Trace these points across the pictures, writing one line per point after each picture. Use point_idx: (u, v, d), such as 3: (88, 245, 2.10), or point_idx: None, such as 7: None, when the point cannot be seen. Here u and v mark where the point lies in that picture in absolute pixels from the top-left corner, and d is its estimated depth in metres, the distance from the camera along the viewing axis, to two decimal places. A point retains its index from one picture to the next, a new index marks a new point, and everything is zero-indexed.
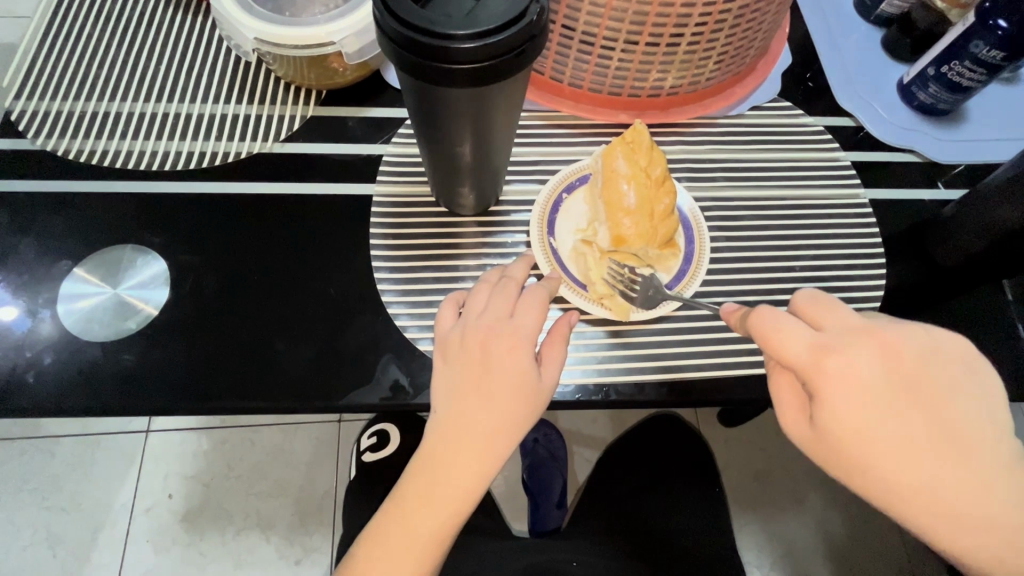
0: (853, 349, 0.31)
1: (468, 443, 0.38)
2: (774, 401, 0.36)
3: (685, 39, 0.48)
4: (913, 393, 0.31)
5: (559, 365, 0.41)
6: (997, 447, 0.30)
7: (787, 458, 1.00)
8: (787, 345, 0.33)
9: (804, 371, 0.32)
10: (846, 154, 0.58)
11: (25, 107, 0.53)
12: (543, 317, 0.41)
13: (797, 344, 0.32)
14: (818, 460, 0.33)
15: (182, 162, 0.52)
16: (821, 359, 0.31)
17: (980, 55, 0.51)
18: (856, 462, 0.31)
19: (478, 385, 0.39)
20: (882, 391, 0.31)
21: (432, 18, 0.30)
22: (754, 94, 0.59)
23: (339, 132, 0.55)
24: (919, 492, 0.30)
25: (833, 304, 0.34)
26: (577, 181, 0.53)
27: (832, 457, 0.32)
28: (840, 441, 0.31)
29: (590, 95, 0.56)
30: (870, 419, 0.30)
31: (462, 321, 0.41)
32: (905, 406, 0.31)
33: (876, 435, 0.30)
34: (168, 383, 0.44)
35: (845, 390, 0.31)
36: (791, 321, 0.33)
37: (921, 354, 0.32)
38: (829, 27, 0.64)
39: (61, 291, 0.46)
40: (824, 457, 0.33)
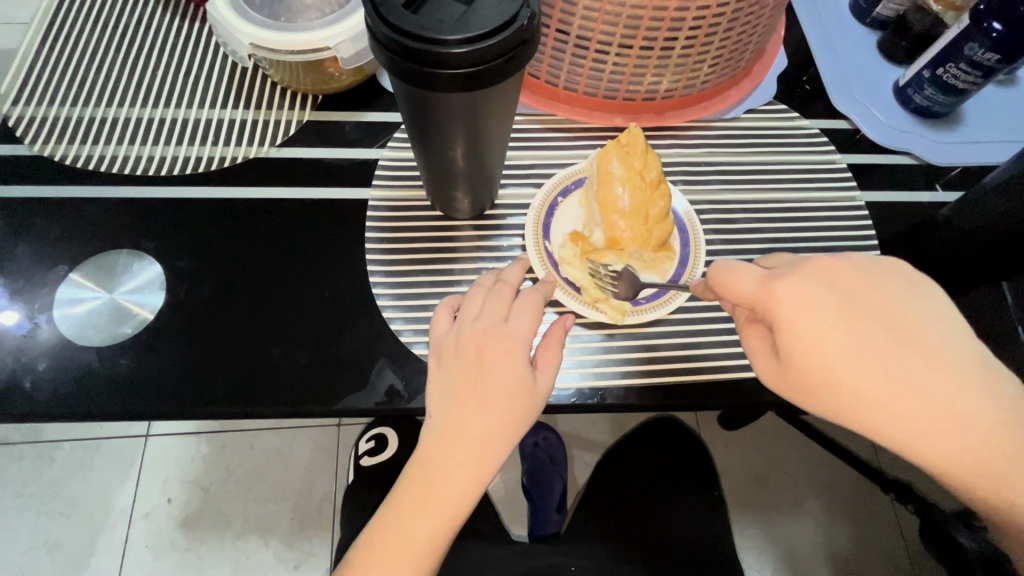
0: (798, 276, 0.35)
1: (463, 446, 0.38)
2: (747, 349, 0.40)
3: (679, 43, 0.49)
4: (853, 305, 0.34)
5: (555, 368, 0.41)
6: (934, 340, 0.33)
7: (787, 461, 1.00)
8: (741, 284, 0.36)
9: (757, 303, 0.36)
10: (842, 157, 0.58)
11: (22, 113, 0.53)
12: (537, 322, 0.41)
13: (748, 280, 0.36)
14: (792, 388, 0.36)
15: (178, 167, 0.52)
16: (769, 287, 0.35)
17: (975, 57, 0.51)
18: (822, 381, 0.34)
19: (472, 387, 0.39)
20: (824, 306, 0.34)
21: (425, 23, 0.30)
22: (749, 97, 0.59)
23: (335, 136, 0.55)
24: (885, 404, 0.33)
25: (780, 256, 0.39)
26: (572, 184, 0.53)
27: (801, 382, 0.35)
28: (801, 363, 0.34)
29: (586, 99, 0.56)
30: (823, 336, 0.33)
31: (456, 327, 0.41)
32: (857, 321, 0.33)
33: (824, 344, 0.33)
34: (163, 387, 0.44)
35: (797, 312, 0.34)
36: (741, 265, 0.37)
37: (866, 278, 0.35)
38: (825, 30, 0.64)
39: (58, 296, 0.47)
40: (794, 383, 0.35)
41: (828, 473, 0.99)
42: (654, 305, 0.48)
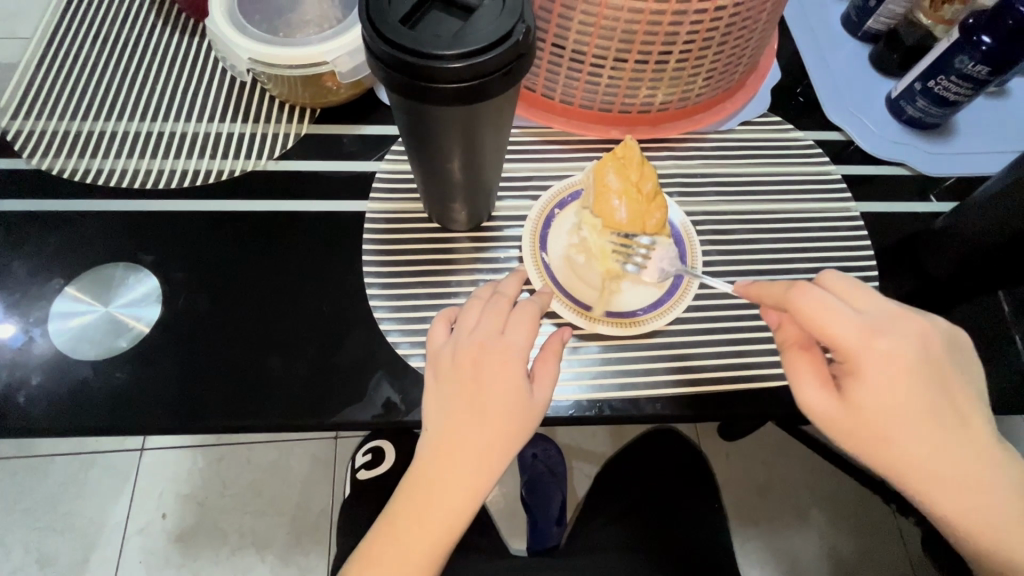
0: (894, 334, 0.36)
1: (461, 461, 0.37)
2: (788, 374, 0.39)
3: (675, 53, 0.49)
4: (929, 367, 0.36)
5: (553, 381, 0.41)
6: (976, 416, 0.37)
7: (789, 473, 0.99)
8: (838, 327, 0.36)
9: (849, 348, 0.36)
10: (837, 168, 0.58)
11: (21, 127, 0.54)
12: (534, 334, 0.41)
13: (846, 323, 0.36)
14: (841, 433, 0.37)
15: (176, 181, 0.52)
16: (867, 339, 0.35)
17: (966, 70, 0.52)
18: (880, 437, 0.36)
19: (472, 403, 0.38)
20: (908, 367, 0.35)
21: (421, 39, 0.30)
22: (744, 109, 0.60)
23: (333, 149, 0.55)
24: (928, 470, 0.35)
25: (857, 284, 0.38)
26: (569, 196, 0.53)
27: (855, 432, 0.36)
28: (869, 414, 0.36)
29: (582, 111, 0.56)
30: (898, 397, 0.35)
31: (454, 338, 0.41)
32: (929, 387, 0.35)
33: (896, 403, 0.35)
34: (159, 400, 0.44)
35: (884, 370, 0.35)
36: (836, 301, 0.36)
37: (941, 345, 0.37)
38: (818, 43, 0.65)
39: (53, 310, 0.46)
40: (848, 430, 0.36)
41: (829, 484, 0.99)
42: (651, 317, 0.48)
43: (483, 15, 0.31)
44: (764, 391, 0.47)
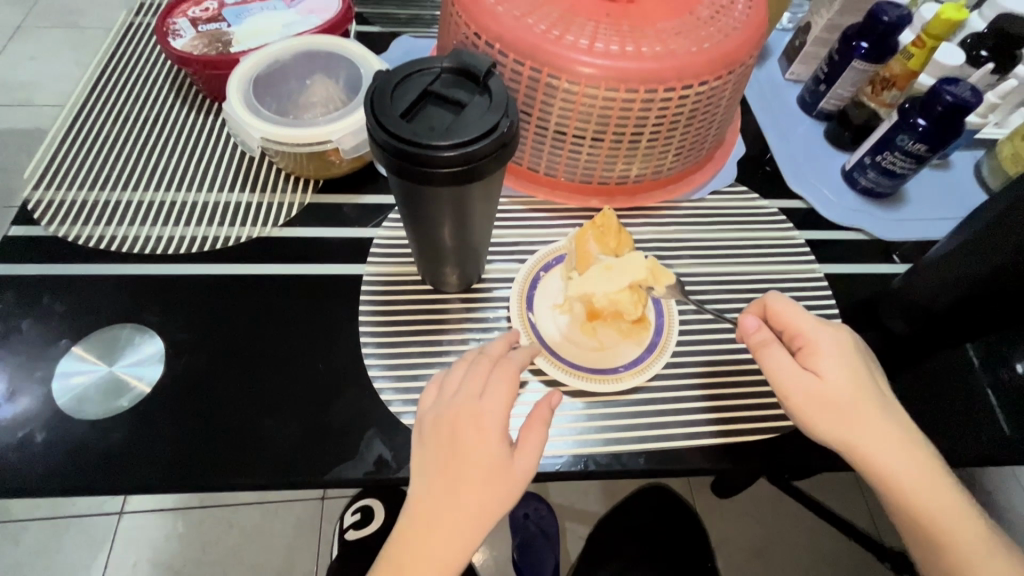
0: (840, 325, 0.47)
1: (439, 529, 0.39)
2: (763, 366, 0.45)
3: (646, 132, 0.55)
4: (864, 356, 0.46)
5: (541, 441, 0.42)
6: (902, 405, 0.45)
7: (783, 531, 0.99)
8: (800, 316, 0.46)
9: (813, 330, 0.45)
10: (800, 234, 0.63)
11: (41, 197, 0.57)
12: (511, 401, 0.42)
13: (803, 314, 0.46)
14: (813, 405, 0.43)
15: (185, 246, 0.56)
16: (821, 324, 0.46)
17: (907, 146, 0.58)
18: (843, 407, 0.42)
19: (450, 469, 0.40)
20: (852, 349, 0.45)
21: (417, 132, 0.35)
22: (713, 179, 0.65)
23: (333, 217, 0.59)
24: (881, 443, 0.42)
25: None
26: (554, 260, 0.56)
27: (825, 402, 0.43)
28: (834, 385, 0.43)
29: (564, 183, 0.61)
30: (849, 370, 0.44)
31: (437, 402, 0.43)
32: (868, 368, 0.45)
33: (849, 376, 0.43)
34: (156, 459, 0.45)
35: (836, 349, 0.44)
36: (795, 304, 0.47)
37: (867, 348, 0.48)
38: (778, 121, 0.72)
39: (58, 369, 0.48)
40: (820, 400, 0.43)
41: (825, 543, 0.98)
42: (631, 374, 0.50)
43: (471, 111, 0.36)
44: (741, 444, 0.49)
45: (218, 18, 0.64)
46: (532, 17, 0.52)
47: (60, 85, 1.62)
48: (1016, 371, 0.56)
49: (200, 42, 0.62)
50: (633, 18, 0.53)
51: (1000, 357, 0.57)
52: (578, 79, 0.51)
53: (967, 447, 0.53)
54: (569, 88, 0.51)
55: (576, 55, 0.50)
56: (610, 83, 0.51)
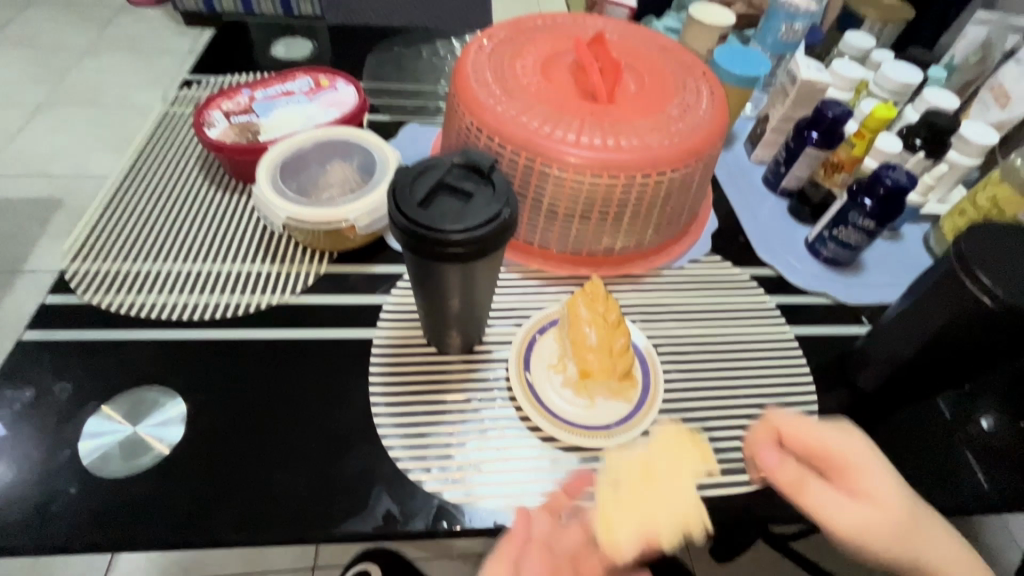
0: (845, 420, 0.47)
1: None
2: (805, 506, 0.43)
3: (627, 210, 0.62)
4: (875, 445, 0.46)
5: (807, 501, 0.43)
6: None
7: None
8: (817, 431, 0.45)
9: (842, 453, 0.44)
10: (771, 298, 0.70)
11: (78, 268, 0.62)
12: None
13: (820, 425, 0.46)
14: (874, 537, 0.42)
15: (208, 312, 0.60)
16: (840, 429, 0.45)
17: (859, 222, 0.67)
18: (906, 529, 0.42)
19: None
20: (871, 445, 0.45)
21: (432, 218, 0.41)
22: (691, 250, 0.72)
23: (347, 285, 0.65)
24: (930, 554, 0.43)
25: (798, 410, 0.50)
26: (548, 323, 0.61)
27: (882, 533, 0.42)
28: (885, 506, 0.42)
29: (557, 254, 0.67)
30: (885, 474, 0.44)
31: None
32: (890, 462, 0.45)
33: (888, 481, 0.43)
34: (174, 516, 0.47)
35: (866, 454, 0.44)
36: (806, 417, 0.46)
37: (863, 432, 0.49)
38: (746, 198, 0.80)
39: (85, 430, 0.51)
40: (884, 530, 0.42)
41: None
42: (622, 430, 0.54)
43: (478, 200, 0.42)
44: (725, 496, 0.53)
45: (248, 110, 0.73)
46: (526, 115, 0.61)
47: (76, 158, 1.71)
48: (982, 428, 0.61)
49: (232, 132, 0.70)
50: (612, 116, 0.62)
51: (966, 414, 0.63)
52: (567, 167, 0.58)
53: (939, 497, 0.56)
54: (559, 174, 0.59)
55: (565, 147, 0.58)
56: (596, 170, 0.58)
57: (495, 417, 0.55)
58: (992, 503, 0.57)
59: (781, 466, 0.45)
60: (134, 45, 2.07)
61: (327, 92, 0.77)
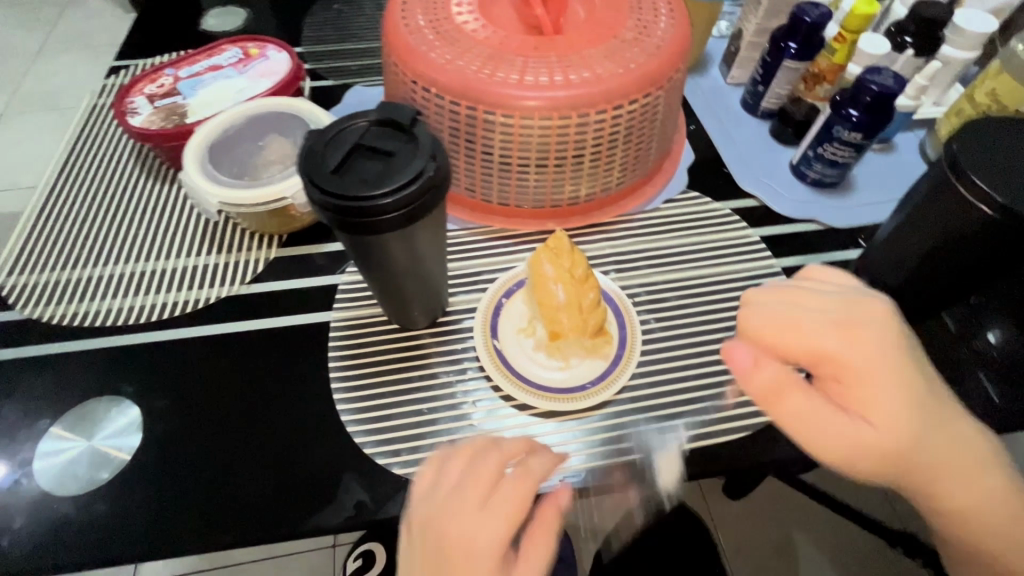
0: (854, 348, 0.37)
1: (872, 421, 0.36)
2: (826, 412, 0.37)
3: (587, 153, 0.57)
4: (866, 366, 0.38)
5: (549, 544, 0.39)
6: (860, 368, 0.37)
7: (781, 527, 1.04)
8: (799, 328, 0.38)
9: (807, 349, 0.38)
10: (755, 231, 0.65)
11: (16, 282, 0.59)
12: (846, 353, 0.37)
13: (819, 319, 0.38)
14: (903, 426, 0.37)
15: (155, 313, 0.57)
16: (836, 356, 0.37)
17: (844, 136, 0.61)
18: (930, 404, 0.38)
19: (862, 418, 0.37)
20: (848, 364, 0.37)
21: (349, 184, 0.37)
22: (666, 188, 0.67)
23: (300, 269, 0.61)
24: (941, 442, 0.38)
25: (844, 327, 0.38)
26: (514, 285, 0.57)
27: (892, 458, 0.37)
28: (918, 408, 0.37)
29: (519, 210, 0.62)
30: (813, 342, 0.38)
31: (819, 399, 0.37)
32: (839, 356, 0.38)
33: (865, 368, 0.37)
34: (137, 528, 0.46)
35: (842, 345, 0.37)
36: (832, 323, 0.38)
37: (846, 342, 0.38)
38: (724, 125, 0.74)
39: (39, 449, 0.49)
40: (905, 411, 0.37)
41: (829, 530, 1.04)
42: (599, 389, 0.51)
43: (400, 158, 0.38)
44: (712, 447, 0.50)
45: (173, 92, 0.67)
46: (463, 59, 0.55)
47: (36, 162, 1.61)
48: (988, 342, 0.57)
49: (158, 117, 0.65)
50: (559, 48, 0.56)
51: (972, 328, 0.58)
52: (513, 111, 0.53)
53: None
54: (506, 121, 0.54)
55: (510, 90, 0.53)
56: (544, 112, 0.53)
57: (465, 389, 0.52)
58: (1002, 421, 0.53)
59: (508, 503, 0.37)
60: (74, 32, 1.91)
61: (257, 62, 0.71)
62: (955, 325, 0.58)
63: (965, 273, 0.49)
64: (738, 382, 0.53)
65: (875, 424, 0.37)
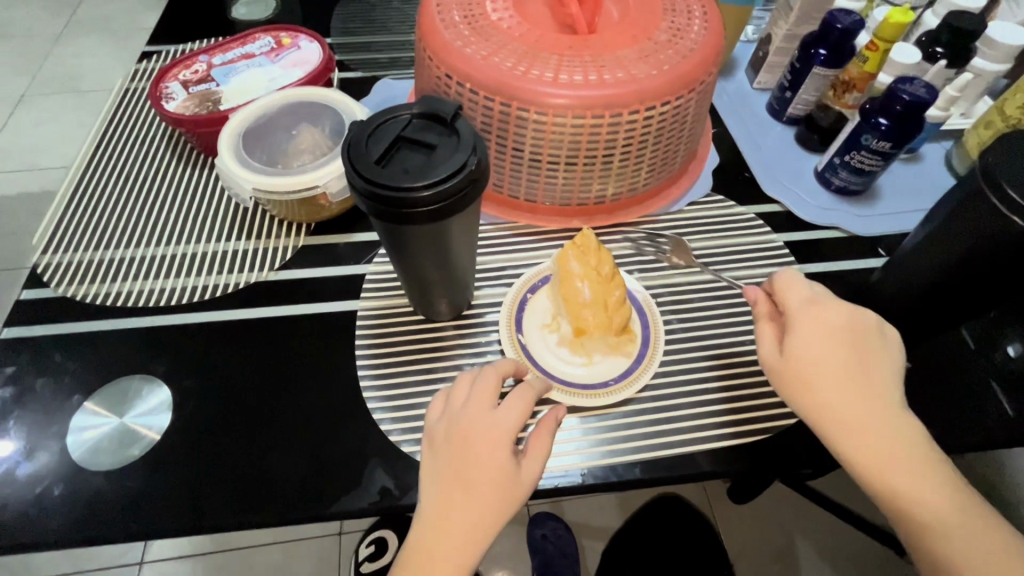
0: (825, 343, 0.45)
1: (833, 402, 0.44)
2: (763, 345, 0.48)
3: (617, 153, 0.58)
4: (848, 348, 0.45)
5: (543, 461, 0.43)
6: (816, 372, 0.45)
7: (786, 532, 1.04)
8: (790, 292, 0.48)
9: (802, 320, 0.47)
10: (778, 237, 0.65)
11: (50, 260, 0.60)
12: (818, 342, 0.45)
13: (795, 292, 0.48)
14: (815, 361, 0.45)
15: (186, 296, 0.58)
16: (808, 325, 0.46)
17: (873, 145, 0.61)
18: (857, 372, 0.45)
19: (825, 402, 0.44)
20: (823, 341, 0.45)
21: (392, 175, 0.37)
22: (690, 190, 0.68)
23: (327, 257, 0.62)
24: (854, 407, 0.44)
25: (813, 311, 0.47)
26: (539, 281, 0.58)
27: (789, 374, 0.45)
28: (838, 362, 0.45)
29: (545, 206, 0.63)
30: (819, 355, 0.45)
31: (793, 355, 0.46)
32: (835, 347, 0.45)
33: (818, 362, 0.45)
34: (167, 505, 0.47)
35: (808, 326, 0.46)
36: (807, 321, 0.46)
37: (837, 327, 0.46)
38: (749, 130, 0.74)
39: (72, 424, 0.50)
40: (824, 351, 0.45)
41: (834, 537, 1.04)
42: (622, 386, 0.52)
43: (441, 152, 0.39)
44: (732, 448, 0.51)
45: (207, 79, 0.68)
46: (498, 55, 0.55)
47: (55, 143, 1.62)
48: (1008, 354, 0.58)
49: (192, 103, 0.66)
50: (593, 48, 0.56)
51: (992, 341, 0.59)
52: (546, 109, 0.54)
53: (962, 434, 0.53)
54: (538, 118, 0.54)
55: (544, 87, 0.53)
56: (577, 111, 0.53)
57: None
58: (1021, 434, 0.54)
59: (512, 410, 0.43)
60: (96, 14, 1.92)
61: (289, 52, 0.72)
62: (977, 337, 0.59)
63: (991, 286, 0.49)
64: (758, 385, 0.54)
65: (795, 342, 0.46)
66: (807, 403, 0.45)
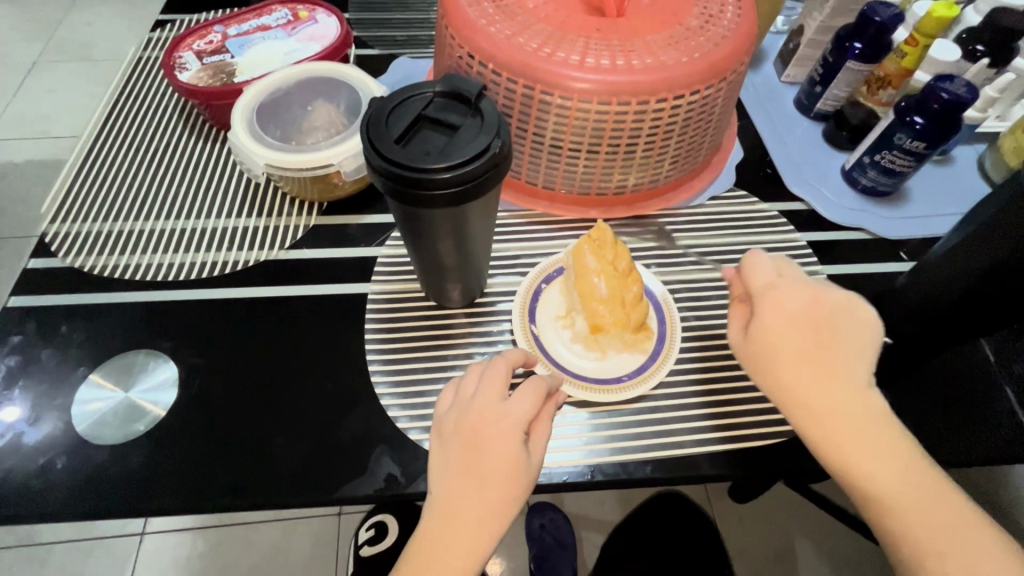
0: (786, 324, 0.44)
1: (799, 388, 0.42)
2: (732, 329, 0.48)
3: (641, 142, 0.56)
4: (815, 329, 0.44)
5: (547, 436, 0.43)
6: (777, 354, 0.43)
7: (787, 534, 1.04)
8: (756, 271, 0.47)
9: (763, 301, 0.45)
10: (802, 236, 0.63)
11: (58, 230, 0.59)
12: (775, 323, 0.44)
13: (762, 271, 0.47)
14: (776, 340, 0.44)
15: (194, 272, 0.57)
16: (769, 306, 0.45)
17: (905, 145, 0.58)
18: (823, 350, 0.43)
19: (791, 386, 0.43)
20: (786, 321, 0.44)
21: (412, 156, 0.36)
22: (712, 184, 0.66)
23: (339, 238, 0.61)
24: (814, 384, 0.42)
25: (774, 290, 0.45)
26: (555, 272, 0.57)
27: (750, 359, 0.45)
28: (801, 340, 0.43)
29: (563, 195, 0.61)
30: (781, 337, 0.44)
31: (754, 339, 0.45)
32: (801, 330, 0.44)
33: (781, 344, 0.43)
34: (170, 483, 0.46)
35: (771, 308, 0.44)
36: (769, 301, 0.45)
37: (805, 310, 0.44)
38: (775, 125, 0.72)
39: (78, 396, 0.50)
40: (787, 328, 0.44)
41: (835, 541, 1.03)
42: (636, 382, 0.50)
43: (464, 134, 0.37)
44: (745, 451, 0.49)
45: (221, 49, 0.67)
46: (522, 35, 0.53)
47: (65, 111, 1.60)
48: None
49: (205, 74, 0.64)
50: (622, 31, 0.54)
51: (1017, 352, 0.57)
52: (570, 93, 0.52)
53: (982, 446, 0.52)
54: (562, 103, 0.52)
55: (568, 71, 0.51)
56: (603, 97, 0.51)
57: None
58: None
59: (523, 401, 0.42)
60: None
61: (306, 25, 0.70)
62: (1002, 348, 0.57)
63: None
64: None
65: (756, 324, 0.45)
66: (769, 386, 0.44)
